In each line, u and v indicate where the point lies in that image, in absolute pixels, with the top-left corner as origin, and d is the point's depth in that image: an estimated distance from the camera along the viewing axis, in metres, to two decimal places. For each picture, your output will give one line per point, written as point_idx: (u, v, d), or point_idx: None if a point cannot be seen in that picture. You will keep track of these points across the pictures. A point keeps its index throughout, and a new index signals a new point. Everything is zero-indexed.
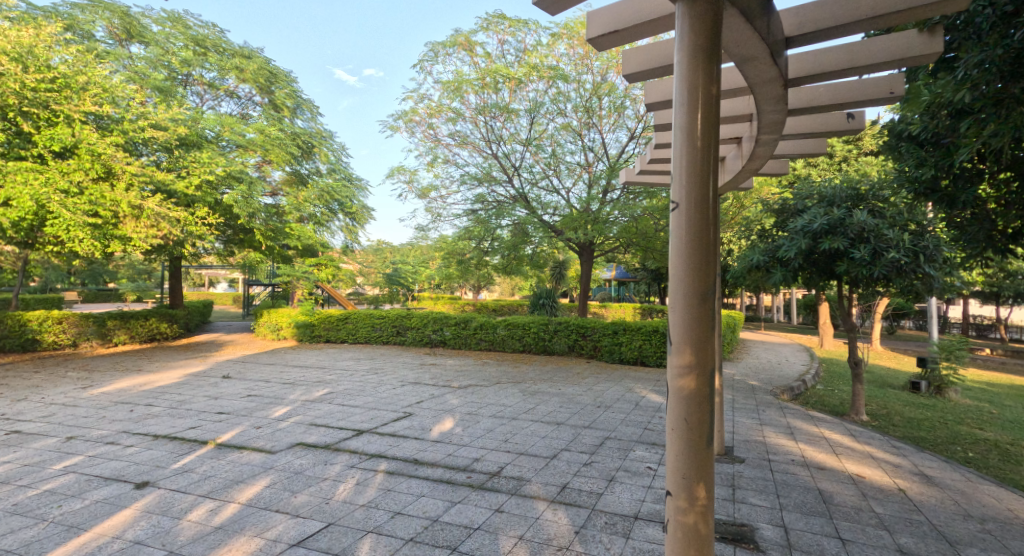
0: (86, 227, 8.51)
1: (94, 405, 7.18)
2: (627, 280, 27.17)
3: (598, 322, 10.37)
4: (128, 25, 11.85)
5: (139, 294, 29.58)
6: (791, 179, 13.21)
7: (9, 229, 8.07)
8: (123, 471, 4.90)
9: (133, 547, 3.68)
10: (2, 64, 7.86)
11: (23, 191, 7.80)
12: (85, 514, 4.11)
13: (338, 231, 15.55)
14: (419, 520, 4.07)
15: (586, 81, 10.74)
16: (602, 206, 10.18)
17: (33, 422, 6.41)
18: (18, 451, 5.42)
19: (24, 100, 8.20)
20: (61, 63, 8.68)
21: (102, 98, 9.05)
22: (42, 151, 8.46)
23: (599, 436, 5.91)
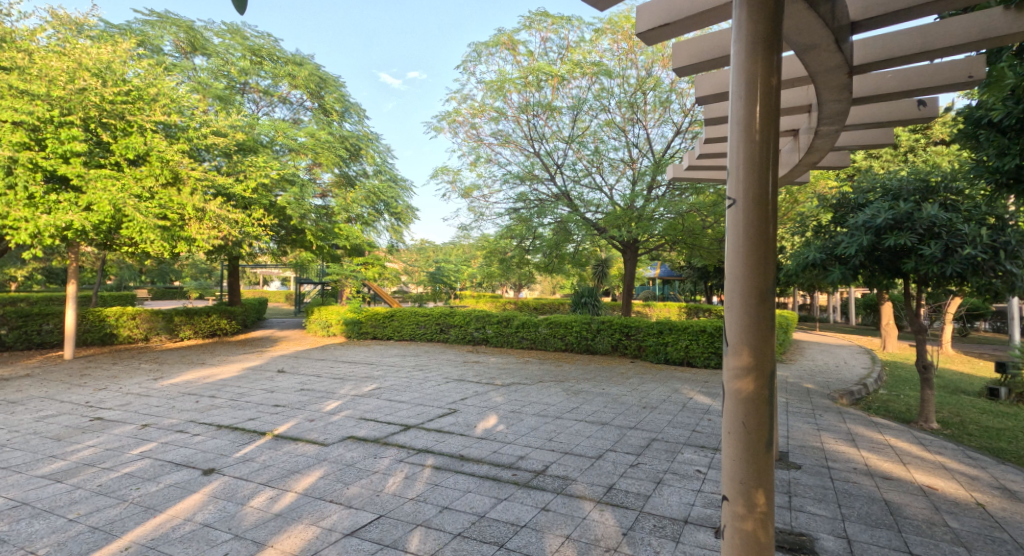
0: (157, 229, 8.97)
1: (164, 396, 7.56)
2: (671, 279, 26.64)
3: (642, 321, 10.22)
4: (192, 39, 12.43)
5: (201, 292, 31.01)
6: (851, 172, 12.69)
7: (89, 232, 8.59)
8: (190, 458, 5.14)
9: (202, 529, 3.86)
10: (85, 79, 8.29)
11: (102, 196, 8.22)
12: (159, 497, 4.33)
13: (383, 231, 15.89)
14: (467, 516, 4.11)
15: (630, 77, 10.60)
16: (647, 203, 9.96)
17: (111, 410, 6.81)
18: (100, 436, 5.76)
19: (103, 112, 8.67)
20: (135, 77, 9.18)
21: (170, 108, 9.53)
22: (118, 159, 8.87)
23: (645, 438, 5.83)
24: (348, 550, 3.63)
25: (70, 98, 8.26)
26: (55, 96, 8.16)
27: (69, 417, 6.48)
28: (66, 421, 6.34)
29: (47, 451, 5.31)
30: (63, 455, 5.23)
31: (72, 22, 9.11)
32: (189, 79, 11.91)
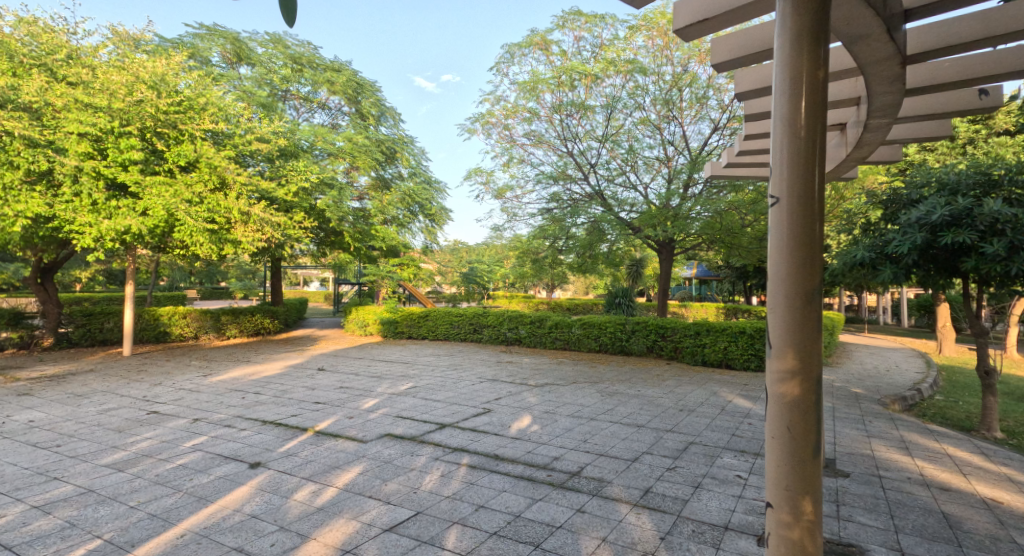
0: (206, 232, 9.28)
1: (213, 392, 7.81)
2: (707, 279, 26.13)
3: (679, 323, 10.04)
4: (238, 50, 12.83)
5: (246, 293, 31.94)
6: (904, 166, 12.23)
7: (146, 236, 8.96)
8: (238, 451, 5.28)
9: (250, 520, 3.95)
10: (142, 92, 8.65)
11: (157, 202, 8.58)
12: (211, 488, 4.46)
13: (418, 232, 16.11)
14: (503, 515, 4.10)
15: (665, 73, 10.43)
16: (683, 201, 9.76)
17: (166, 404, 7.07)
18: (156, 429, 5.98)
19: (158, 122, 9.02)
20: (186, 88, 9.55)
21: (217, 117, 9.83)
22: (171, 166, 9.21)
23: (683, 441, 5.71)
24: (386, 546, 3.66)
25: (129, 110, 8.60)
26: (115, 108, 8.54)
27: (128, 410, 6.76)
28: (126, 414, 6.61)
29: (109, 442, 5.55)
30: (124, 446, 5.45)
31: (130, 38, 9.61)
32: (235, 88, 12.28)
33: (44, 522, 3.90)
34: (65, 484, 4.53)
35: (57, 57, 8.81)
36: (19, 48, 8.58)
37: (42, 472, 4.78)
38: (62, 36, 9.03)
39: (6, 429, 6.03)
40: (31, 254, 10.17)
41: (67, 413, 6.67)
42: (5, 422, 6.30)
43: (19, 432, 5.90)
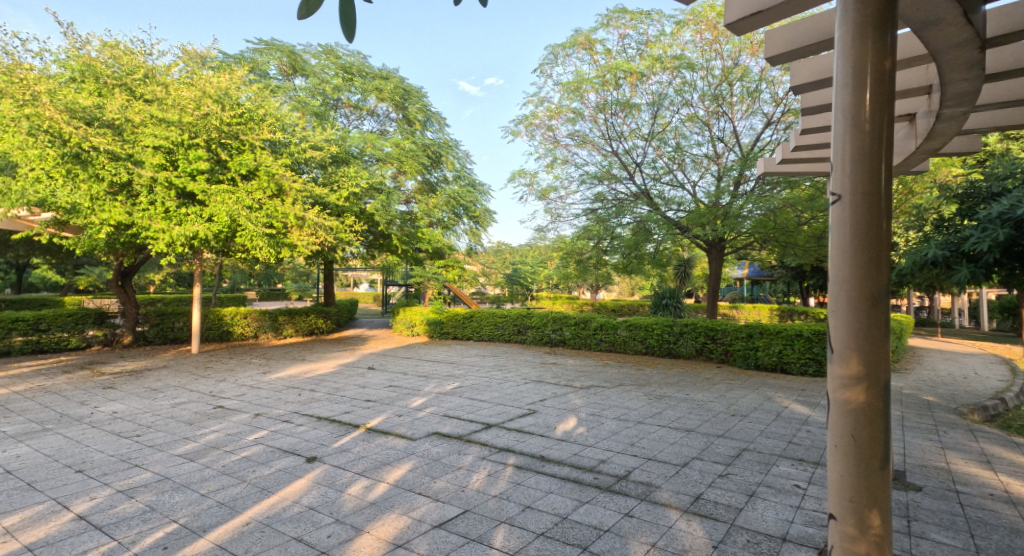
0: (264, 236, 9.64)
1: (272, 388, 8.09)
2: (759, 280, 25.30)
3: (730, 325, 9.75)
4: (293, 62, 13.31)
5: (301, 294, 32.98)
6: (984, 156, 11.53)
7: (211, 241, 9.40)
8: (296, 446, 5.45)
9: (308, 512, 4.06)
10: (208, 107, 9.09)
11: (221, 208, 8.99)
12: (272, 480, 4.61)
13: (463, 234, 16.28)
14: (550, 517, 4.07)
15: (715, 68, 10.20)
16: (733, 199, 9.46)
17: (230, 399, 7.37)
18: (222, 422, 6.25)
19: (222, 133, 9.48)
20: (247, 100, 9.92)
21: (275, 127, 10.19)
22: (233, 175, 9.60)
23: (735, 447, 5.54)
24: (436, 542, 3.69)
25: (197, 123, 9.09)
26: (185, 122, 9.00)
27: (196, 404, 7.08)
28: (195, 407, 6.94)
29: (181, 433, 5.83)
30: (194, 437, 5.71)
31: (197, 55, 10.12)
32: (291, 98, 12.74)
33: (127, 505, 4.13)
34: (144, 471, 4.78)
35: (136, 76, 9.29)
36: (103, 70, 9.14)
37: (125, 459, 5.06)
38: (141, 57, 9.53)
39: (92, 419, 6.43)
40: (112, 259, 10.79)
41: (144, 405, 7.06)
42: (91, 412, 6.71)
43: (103, 422, 6.28)
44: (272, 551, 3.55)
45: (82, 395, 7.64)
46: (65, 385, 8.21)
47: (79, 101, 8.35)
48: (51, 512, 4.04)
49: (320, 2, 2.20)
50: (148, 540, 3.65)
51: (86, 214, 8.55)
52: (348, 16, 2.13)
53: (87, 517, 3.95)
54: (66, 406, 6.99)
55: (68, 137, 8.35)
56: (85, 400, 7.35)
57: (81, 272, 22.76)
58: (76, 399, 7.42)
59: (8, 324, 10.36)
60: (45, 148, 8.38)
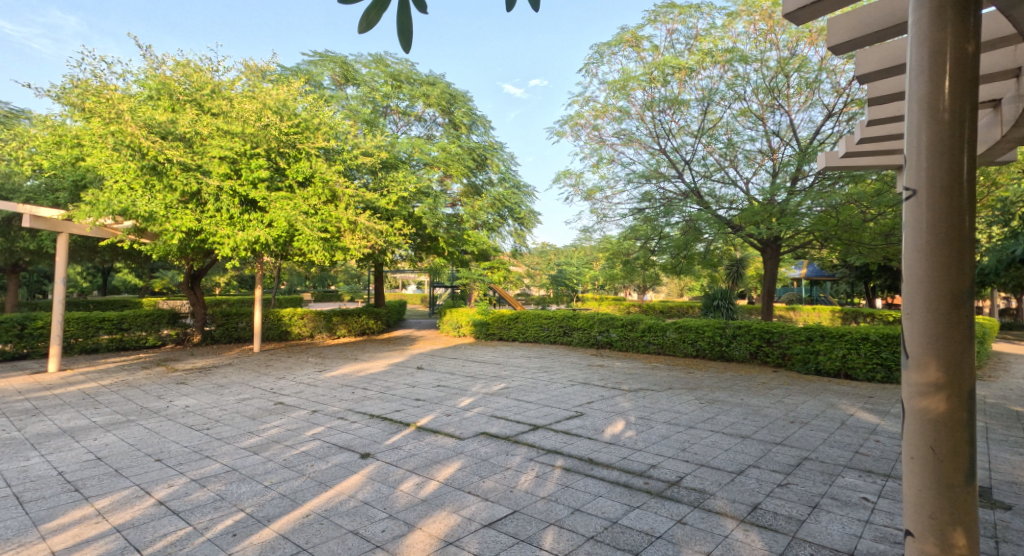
0: (320, 240, 9.90)
1: (327, 386, 8.30)
2: (819, 280, 24.20)
3: (787, 327, 9.37)
4: (345, 71, 13.70)
5: (352, 296, 33.84)
6: None
7: (272, 245, 9.74)
8: (350, 442, 5.56)
9: (363, 507, 4.12)
10: (268, 118, 9.42)
11: (280, 214, 9.30)
12: (329, 474, 4.71)
13: (508, 236, 16.33)
14: (599, 520, 3.99)
15: (770, 59, 9.82)
16: (790, 196, 9.08)
17: (289, 395, 7.61)
18: (282, 418, 6.44)
19: (281, 143, 9.82)
20: (303, 110, 10.23)
21: (329, 135, 10.47)
22: (291, 182, 9.93)
23: (795, 456, 5.30)
24: (486, 541, 3.67)
25: (258, 134, 9.44)
26: (247, 133, 9.36)
27: (259, 400, 7.34)
28: (258, 403, 7.19)
29: (246, 427, 6.04)
30: (257, 431, 5.91)
31: (259, 69, 10.54)
32: (343, 107, 13.09)
33: (200, 493, 4.30)
34: (214, 462, 4.98)
35: (204, 92, 9.67)
36: (176, 87, 9.59)
37: (197, 450, 5.28)
38: (208, 73, 9.94)
39: (168, 411, 6.76)
40: (182, 262, 11.32)
41: (213, 400, 7.36)
42: (167, 406, 7.06)
43: (178, 415, 6.59)
44: (330, 543, 3.61)
45: (158, 389, 8.05)
46: (144, 380, 8.68)
47: (155, 117, 8.82)
48: (135, 497, 4.26)
49: (378, 15, 2.31)
50: (219, 527, 3.79)
51: (161, 222, 9.05)
52: (405, 28, 2.22)
53: (166, 503, 4.14)
54: (145, 400, 7.38)
55: (146, 151, 8.84)
56: (161, 394, 7.74)
57: (156, 274, 24.22)
58: (153, 393, 7.83)
59: (95, 323, 11.03)
60: (127, 161, 8.93)
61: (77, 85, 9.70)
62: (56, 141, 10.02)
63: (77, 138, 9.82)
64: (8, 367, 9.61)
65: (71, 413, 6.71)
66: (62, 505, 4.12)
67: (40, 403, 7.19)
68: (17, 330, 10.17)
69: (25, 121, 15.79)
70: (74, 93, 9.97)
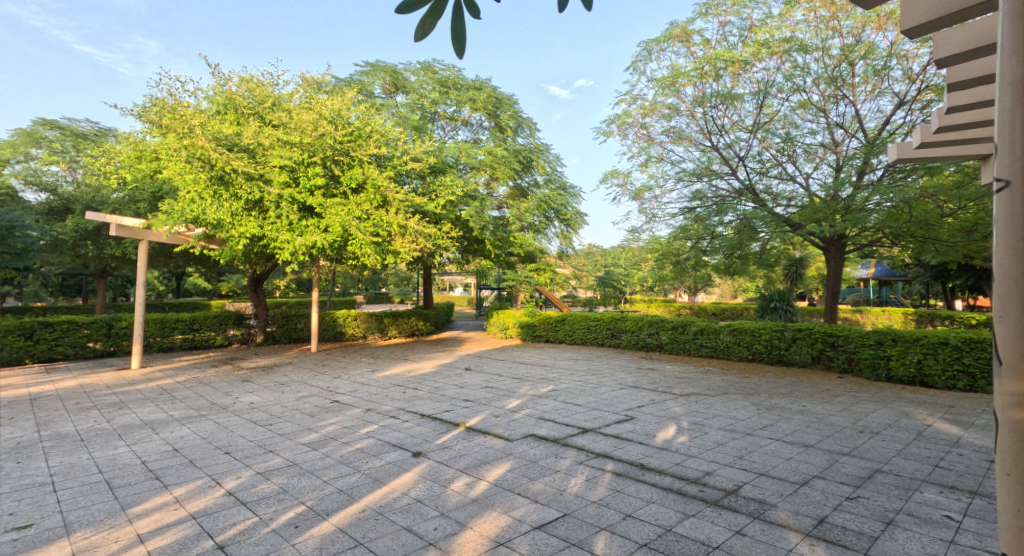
0: (372, 244, 10.03)
1: (380, 385, 8.40)
2: (887, 279, 22.85)
3: (854, 330, 8.85)
4: (395, 80, 13.96)
5: (402, 298, 34.44)
6: None
7: (327, 250, 9.94)
8: (402, 440, 5.57)
9: (414, 505, 4.09)
10: (323, 127, 9.64)
11: (335, 219, 9.50)
12: (383, 472, 4.72)
13: (553, 238, 16.24)
14: (652, 527, 3.83)
15: (832, 48, 9.35)
16: (856, 191, 8.60)
17: (345, 394, 7.74)
18: (339, 416, 6.54)
19: (335, 151, 10.03)
20: (356, 119, 10.44)
21: (380, 142, 10.62)
22: (345, 189, 10.12)
23: (865, 468, 4.96)
24: (537, 543, 3.58)
25: (314, 143, 9.68)
26: (305, 143, 9.62)
27: (316, 398, 7.50)
28: (315, 401, 7.33)
29: (305, 424, 6.16)
30: (316, 428, 6.01)
31: (314, 81, 10.83)
32: (393, 114, 13.31)
33: (265, 486, 4.39)
34: (277, 456, 5.08)
35: (266, 105, 10.04)
36: (240, 101, 10.00)
37: (261, 445, 5.42)
38: (270, 87, 10.31)
39: (235, 407, 6.99)
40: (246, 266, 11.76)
41: (275, 397, 7.57)
42: (233, 402, 7.30)
43: (243, 411, 6.80)
44: (384, 539, 3.60)
45: (225, 386, 8.35)
46: (213, 377, 9.04)
47: (222, 131, 9.21)
48: (208, 486, 4.39)
49: (433, 22, 2.43)
50: (282, 518, 3.86)
51: (228, 228, 9.43)
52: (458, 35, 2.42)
53: (235, 493, 4.25)
54: (214, 396, 7.67)
55: (215, 162, 9.23)
56: (228, 390, 8.04)
57: (223, 278, 25.40)
58: (221, 389, 8.13)
59: (171, 324, 11.61)
60: (199, 172, 9.36)
61: (155, 103, 10.27)
62: (137, 156, 10.55)
63: (155, 153, 10.31)
64: (96, 364, 10.22)
65: (150, 406, 7.04)
66: (145, 491, 4.31)
67: (124, 397, 7.58)
68: (105, 330, 10.77)
69: (111, 139, 16.99)
70: (154, 111, 10.49)
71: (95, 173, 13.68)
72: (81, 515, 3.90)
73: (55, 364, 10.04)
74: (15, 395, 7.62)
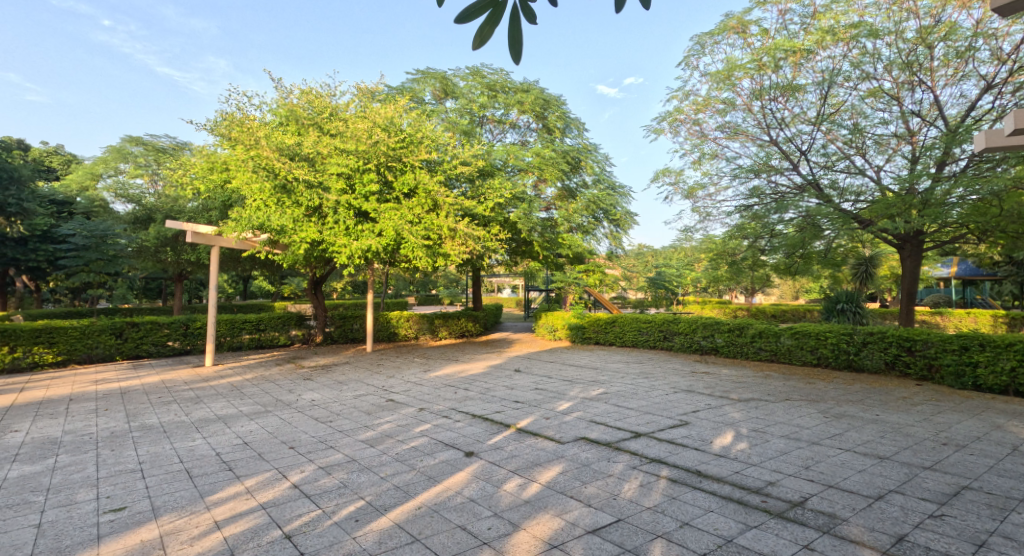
0: (423, 247, 10.11)
1: (432, 385, 8.44)
2: (976, 278, 21.34)
3: (934, 334, 8.28)
4: (444, 86, 14.12)
5: (452, 300, 34.74)
6: None
7: (382, 253, 10.08)
8: (455, 440, 5.55)
9: (467, 504, 4.04)
10: (377, 134, 9.81)
11: (388, 223, 9.62)
12: (437, 470, 4.70)
13: (603, 238, 16.01)
14: (712, 537, 3.64)
15: (908, 30, 8.77)
16: (936, 184, 8.00)
17: (399, 393, 7.81)
18: (394, 414, 6.59)
19: (388, 158, 10.18)
20: (407, 126, 10.55)
21: (430, 147, 10.71)
22: (397, 194, 10.25)
23: (948, 483, 4.57)
24: (592, 548, 3.47)
25: (368, 150, 9.85)
26: (360, 150, 9.81)
27: (372, 396, 7.60)
28: (371, 400, 7.44)
29: (362, 422, 6.24)
30: (372, 426, 6.08)
31: (368, 90, 11.03)
32: (443, 120, 13.46)
33: (326, 480, 4.45)
34: (337, 452, 5.15)
35: (324, 115, 10.30)
36: (300, 113, 10.32)
37: (322, 440, 5.51)
38: (327, 98, 10.60)
39: (298, 404, 7.17)
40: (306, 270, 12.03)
41: (334, 395, 7.72)
42: (296, 399, 7.49)
43: (306, 408, 6.96)
44: (439, 536, 3.57)
45: (289, 384, 8.59)
46: (277, 375, 9.32)
47: (284, 141, 9.52)
48: (276, 479, 4.49)
49: (491, 30, 2.41)
50: (344, 512, 3.89)
51: (290, 234, 9.72)
52: (517, 41, 2.41)
53: (300, 486, 4.32)
54: (278, 393, 7.90)
55: (279, 171, 9.55)
56: (291, 388, 8.27)
57: (285, 281, 26.39)
58: (284, 387, 8.38)
59: (239, 324, 12.09)
60: (263, 182, 9.72)
61: (223, 117, 10.75)
62: (209, 168, 11.06)
63: (225, 164, 10.78)
64: (175, 361, 10.74)
65: (222, 402, 7.32)
66: (220, 481, 4.44)
67: (200, 392, 7.91)
68: (183, 329, 11.28)
69: (187, 153, 17.89)
70: (222, 125, 10.96)
71: (173, 185, 14.52)
72: (166, 500, 4.06)
73: (140, 362, 10.61)
74: (106, 388, 8.07)
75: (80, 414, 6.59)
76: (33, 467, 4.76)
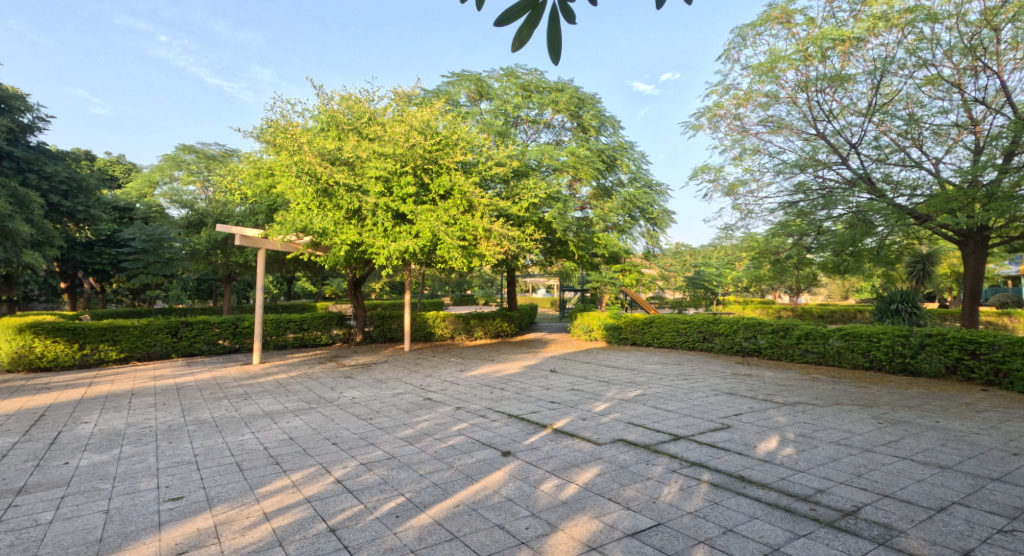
0: (458, 248, 10.14)
1: (469, 385, 8.47)
2: None
3: (1000, 337, 7.83)
4: (479, 87, 14.18)
5: (487, 300, 34.87)
6: None
7: (419, 254, 10.15)
8: (492, 439, 5.54)
9: (504, 504, 4.02)
10: (414, 137, 9.91)
11: (425, 224, 9.68)
12: (475, 469, 4.70)
13: (639, 238, 15.78)
14: (757, 545, 3.52)
15: (969, 13, 8.33)
16: (1004, 175, 7.55)
17: (436, 392, 7.87)
18: (432, 413, 6.63)
19: (425, 160, 10.26)
20: (443, 128, 10.63)
21: (465, 149, 10.76)
22: (434, 195, 10.32)
23: (1012, 496, 4.31)
24: (632, 551, 3.40)
25: (405, 152, 9.94)
26: (398, 153, 9.90)
27: (410, 395, 7.68)
28: (409, 398, 7.51)
29: (401, 420, 6.30)
30: (411, 424, 6.13)
31: (406, 94, 11.15)
32: (478, 121, 13.52)
33: (367, 476, 4.50)
34: (377, 449, 5.21)
35: (363, 120, 10.46)
36: (341, 118, 10.51)
37: (363, 437, 5.59)
38: (366, 102, 10.78)
39: (339, 401, 7.30)
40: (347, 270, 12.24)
41: (374, 393, 7.83)
42: (338, 396, 7.63)
43: (347, 405, 7.08)
44: (478, 535, 3.56)
45: (331, 381, 8.76)
46: (320, 373, 9.53)
47: (326, 146, 9.71)
48: (320, 473, 4.57)
49: (530, 32, 2.38)
50: (385, 508, 3.92)
51: (331, 236, 9.90)
52: (555, 40, 2.37)
53: (343, 481, 4.38)
54: (321, 390, 8.07)
55: (321, 175, 9.74)
56: (334, 385, 8.43)
57: (326, 282, 26.97)
58: (326, 384, 8.55)
59: (284, 323, 12.42)
60: (306, 186, 9.94)
61: (268, 124, 11.06)
62: (255, 173, 11.39)
63: (270, 170, 11.09)
64: (225, 359, 11.08)
65: (269, 398, 7.52)
66: (269, 474, 4.55)
67: (248, 389, 8.15)
68: (232, 328, 11.64)
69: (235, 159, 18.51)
70: (268, 132, 11.27)
71: (222, 190, 15.05)
72: (219, 491, 4.19)
73: (193, 359, 11.00)
74: (163, 384, 8.39)
75: (141, 408, 6.88)
76: (99, 456, 4.97)
